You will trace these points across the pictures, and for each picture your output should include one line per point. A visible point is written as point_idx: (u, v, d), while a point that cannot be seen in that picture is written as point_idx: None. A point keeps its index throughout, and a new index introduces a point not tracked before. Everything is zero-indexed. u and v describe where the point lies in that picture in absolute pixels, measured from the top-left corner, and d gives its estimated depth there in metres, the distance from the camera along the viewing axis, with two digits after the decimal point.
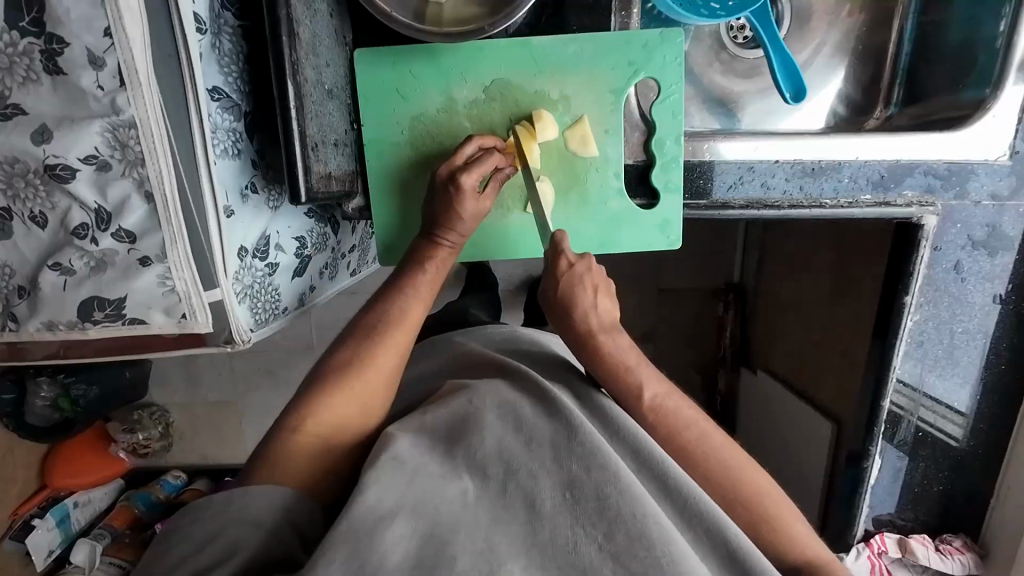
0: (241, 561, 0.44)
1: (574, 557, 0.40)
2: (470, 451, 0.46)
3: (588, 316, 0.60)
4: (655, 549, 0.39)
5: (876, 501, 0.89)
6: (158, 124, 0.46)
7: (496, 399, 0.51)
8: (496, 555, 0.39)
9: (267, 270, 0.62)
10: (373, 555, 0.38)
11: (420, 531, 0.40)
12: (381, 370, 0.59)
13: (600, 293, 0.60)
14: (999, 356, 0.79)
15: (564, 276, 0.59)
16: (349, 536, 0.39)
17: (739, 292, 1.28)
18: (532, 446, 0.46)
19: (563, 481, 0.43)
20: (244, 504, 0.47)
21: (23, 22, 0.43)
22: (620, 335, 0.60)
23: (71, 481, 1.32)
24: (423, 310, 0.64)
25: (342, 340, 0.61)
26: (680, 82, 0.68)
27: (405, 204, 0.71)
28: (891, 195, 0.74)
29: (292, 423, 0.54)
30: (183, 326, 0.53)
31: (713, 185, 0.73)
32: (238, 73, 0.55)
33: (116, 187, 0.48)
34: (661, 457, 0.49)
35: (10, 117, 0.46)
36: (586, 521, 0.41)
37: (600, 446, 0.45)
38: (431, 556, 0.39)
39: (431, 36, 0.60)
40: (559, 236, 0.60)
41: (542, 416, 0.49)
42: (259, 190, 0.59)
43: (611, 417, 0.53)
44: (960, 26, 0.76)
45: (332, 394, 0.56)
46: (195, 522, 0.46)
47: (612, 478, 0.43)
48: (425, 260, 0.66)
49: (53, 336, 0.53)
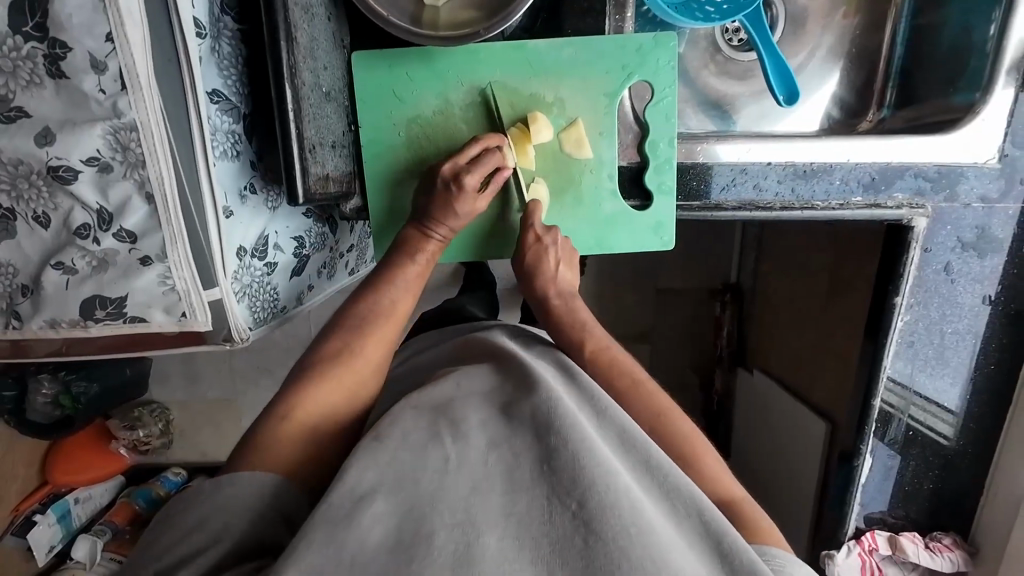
0: (225, 545, 0.44)
1: (548, 527, 0.41)
2: (455, 421, 0.48)
3: (549, 283, 0.72)
4: (624, 518, 0.40)
5: (866, 500, 0.90)
6: (158, 126, 0.47)
7: (481, 390, 0.54)
8: (474, 528, 0.40)
9: (266, 270, 0.63)
10: (353, 536, 0.39)
11: (399, 510, 0.41)
12: (370, 361, 0.61)
13: (561, 264, 0.72)
14: (989, 355, 0.81)
15: (531, 247, 0.71)
16: (327, 520, 0.41)
17: (736, 291, 1.28)
18: (515, 425, 0.48)
19: (542, 455, 0.44)
20: (232, 492, 0.48)
21: (26, 27, 0.44)
22: (575, 300, 0.72)
23: (71, 477, 1.33)
24: (412, 301, 0.66)
25: (327, 331, 0.63)
26: (673, 85, 0.69)
27: (399, 200, 0.72)
28: (882, 197, 0.75)
29: (281, 410, 0.56)
30: (183, 325, 0.54)
31: (707, 187, 0.74)
32: (237, 76, 0.56)
33: (117, 188, 0.49)
34: (642, 438, 0.50)
35: (14, 119, 0.46)
36: (562, 490, 0.42)
37: (578, 421, 0.47)
38: (408, 536, 0.39)
39: (435, 42, 0.61)
40: (532, 206, 0.70)
41: (525, 397, 0.50)
42: (258, 191, 0.60)
43: (596, 397, 0.54)
44: (952, 29, 0.77)
45: (323, 379, 0.58)
46: (186, 512, 0.47)
47: (588, 449, 0.44)
48: (415, 251, 0.67)
49: (56, 334, 0.54)
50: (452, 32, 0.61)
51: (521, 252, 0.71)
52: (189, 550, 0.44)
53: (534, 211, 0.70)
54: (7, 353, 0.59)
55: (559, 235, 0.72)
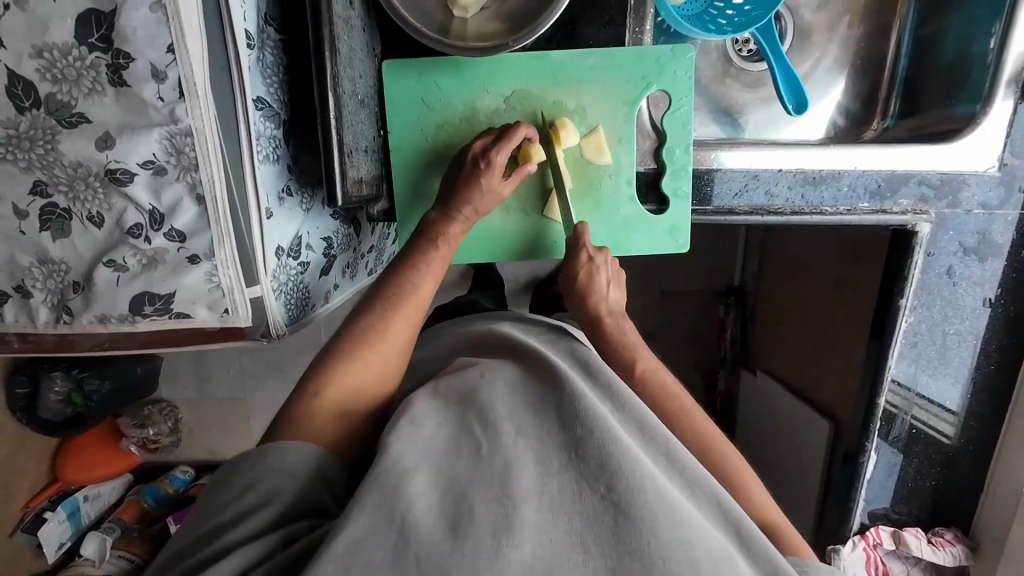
0: (278, 507, 0.48)
1: (579, 505, 0.43)
2: (482, 411, 0.51)
3: (600, 301, 0.74)
4: (651, 501, 0.43)
5: (871, 496, 0.94)
6: (212, 133, 0.50)
7: (503, 378, 0.57)
8: (511, 501, 0.42)
9: (299, 269, 0.66)
10: (402, 502, 0.42)
11: (441, 485, 0.44)
12: (397, 343, 0.64)
13: (611, 283, 0.75)
14: (989, 356, 0.84)
15: (583, 266, 0.73)
16: (377, 489, 0.43)
17: (740, 296, 1.31)
18: (541, 417, 0.50)
19: (568, 444, 0.47)
20: (277, 460, 0.51)
21: (91, 38, 0.46)
22: (624, 320, 0.75)
23: (82, 475, 1.35)
24: (435, 285, 0.69)
25: (352, 315, 0.65)
26: (690, 93, 0.72)
27: (421, 188, 0.74)
28: (888, 204, 0.78)
29: (312, 390, 0.59)
30: (225, 320, 0.57)
31: (719, 192, 0.77)
32: (278, 84, 0.59)
33: (170, 190, 0.52)
34: (660, 429, 0.53)
35: (75, 125, 0.49)
36: (590, 476, 0.45)
37: (602, 413, 0.49)
38: (453, 509, 0.42)
39: (475, 53, 0.64)
40: (582, 228, 0.72)
41: (552, 393, 0.53)
42: (294, 193, 0.63)
43: (617, 390, 0.56)
44: (953, 41, 0.80)
45: (352, 359, 0.61)
46: (230, 481, 0.50)
47: (613, 440, 0.46)
48: (438, 238, 0.69)
49: (105, 329, 0.57)
50: (487, 43, 0.64)
51: (572, 267, 0.73)
52: (244, 507, 0.48)
53: (584, 231, 0.73)
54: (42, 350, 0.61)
55: (609, 256, 0.75)
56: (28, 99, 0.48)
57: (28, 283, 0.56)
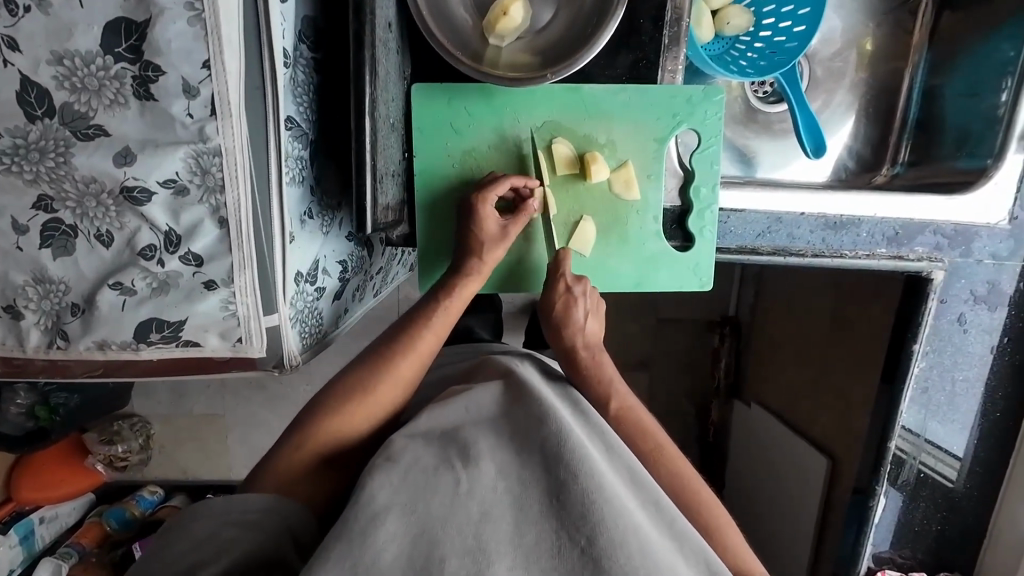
0: (220, 566, 0.44)
1: (556, 561, 0.40)
2: (464, 449, 0.47)
3: (576, 333, 0.70)
4: (632, 560, 0.39)
5: (877, 539, 0.93)
6: (241, 153, 0.47)
7: (485, 413, 0.53)
8: (485, 555, 0.39)
9: (315, 295, 0.62)
10: (366, 555, 0.39)
11: (411, 530, 0.41)
12: (384, 399, 0.61)
13: (590, 314, 0.71)
14: (994, 404, 0.85)
15: (560, 296, 0.70)
16: (341, 539, 0.40)
17: (734, 325, 1.30)
18: (524, 457, 0.47)
19: (551, 490, 0.43)
20: (238, 507, 0.49)
21: (119, 48, 0.43)
22: (601, 353, 0.70)
23: (36, 496, 1.22)
24: (436, 344, 0.65)
25: (349, 365, 0.63)
26: (719, 136, 0.72)
27: (433, 228, 0.72)
28: (904, 250, 0.79)
29: (293, 441, 0.58)
30: (237, 350, 0.53)
31: (742, 233, 0.78)
32: (308, 103, 0.57)
33: (190, 212, 0.48)
34: (648, 481, 0.50)
35: (92, 137, 0.45)
36: (570, 526, 0.41)
37: (588, 455, 0.46)
38: (421, 559, 0.39)
39: (508, 83, 0.62)
40: (561, 254, 0.70)
41: (535, 427, 0.49)
42: (315, 216, 0.60)
43: (603, 436, 0.53)
44: (961, 94, 0.83)
45: (338, 415, 0.59)
46: (180, 534, 0.47)
47: (596, 485, 0.43)
48: (443, 291, 0.67)
49: (103, 356, 0.52)
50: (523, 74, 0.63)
51: (550, 298, 0.70)
52: (182, 565, 0.45)
53: (563, 258, 0.70)
54: (4, 371, 0.54)
55: (589, 286, 0.71)
56: (40, 108, 0.44)
57: (21, 303, 0.51)
